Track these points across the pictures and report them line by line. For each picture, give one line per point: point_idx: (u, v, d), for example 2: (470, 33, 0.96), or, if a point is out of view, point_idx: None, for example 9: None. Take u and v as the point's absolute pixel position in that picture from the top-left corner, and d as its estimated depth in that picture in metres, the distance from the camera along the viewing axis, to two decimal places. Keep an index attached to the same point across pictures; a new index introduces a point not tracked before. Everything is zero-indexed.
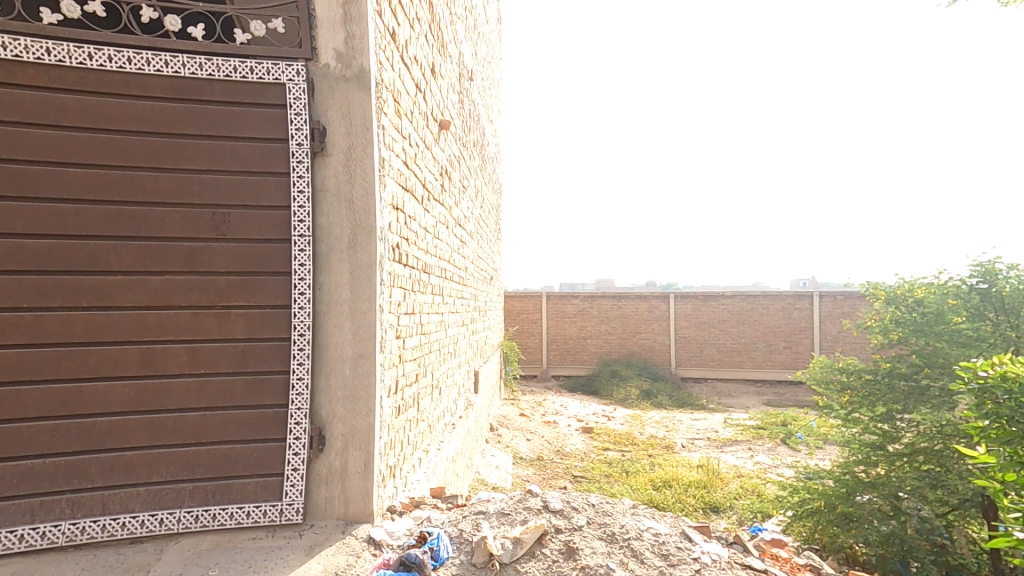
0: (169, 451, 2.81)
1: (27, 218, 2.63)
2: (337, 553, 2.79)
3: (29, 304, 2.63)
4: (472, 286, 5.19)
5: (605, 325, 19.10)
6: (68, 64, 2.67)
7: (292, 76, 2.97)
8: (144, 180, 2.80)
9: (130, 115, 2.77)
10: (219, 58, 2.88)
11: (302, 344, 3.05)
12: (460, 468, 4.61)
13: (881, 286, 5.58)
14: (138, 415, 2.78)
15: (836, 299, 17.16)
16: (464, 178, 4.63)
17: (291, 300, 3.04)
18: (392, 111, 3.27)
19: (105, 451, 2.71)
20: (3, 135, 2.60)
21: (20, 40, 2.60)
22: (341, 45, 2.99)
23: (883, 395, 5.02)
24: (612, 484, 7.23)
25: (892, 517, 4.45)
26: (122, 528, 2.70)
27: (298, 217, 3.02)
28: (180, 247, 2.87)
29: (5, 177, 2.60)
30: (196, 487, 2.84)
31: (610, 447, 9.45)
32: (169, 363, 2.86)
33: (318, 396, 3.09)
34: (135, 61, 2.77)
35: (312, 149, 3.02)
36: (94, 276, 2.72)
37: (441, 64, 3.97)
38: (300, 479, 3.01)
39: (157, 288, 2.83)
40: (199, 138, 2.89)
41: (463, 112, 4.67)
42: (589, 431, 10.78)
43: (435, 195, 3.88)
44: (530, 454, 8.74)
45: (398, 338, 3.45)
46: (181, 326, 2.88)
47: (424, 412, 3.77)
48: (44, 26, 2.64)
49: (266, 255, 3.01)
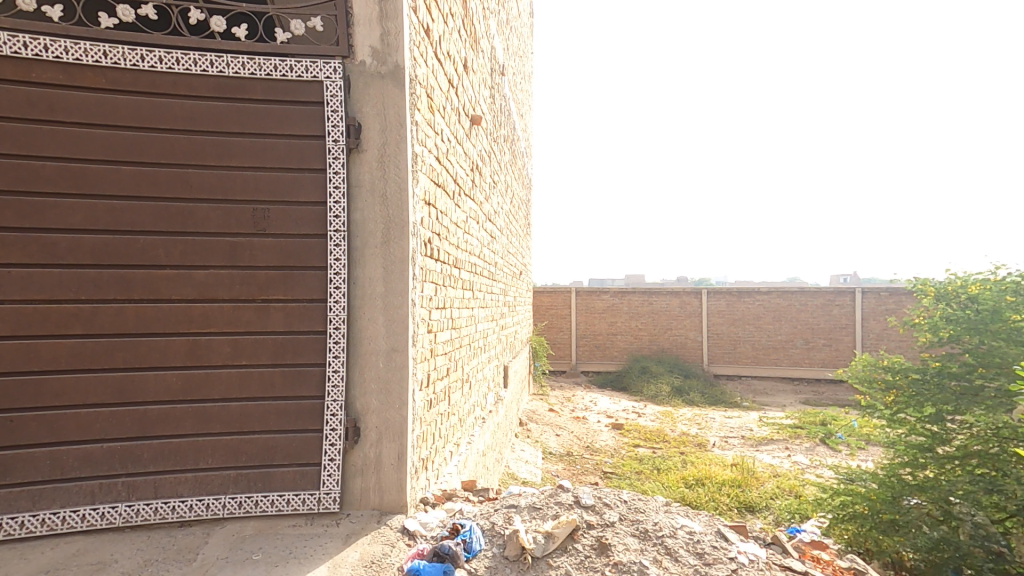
0: (214, 439, 2.92)
1: (85, 214, 2.75)
2: (373, 542, 2.85)
3: (87, 297, 2.76)
4: (501, 282, 5.20)
5: (635, 320, 18.89)
6: (121, 66, 2.78)
7: (329, 73, 3.01)
8: (191, 177, 2.90)
9: (177, 114, 2.87)
10: (260, 58, 2.95)
11: (337, 338, 3.11)
12: (490, 462, 4.64)
13: (930, 281, 5.33)
14: (186, 403, 2.90)
15: (880, 294, 16.51)
16: (494, 174, 4.64)
17: (328, 294, 3.10)
18: (426, 107, 3.29)
19: (157, 438, 2.84)
20: (64, 135, 2.73)
21: (78, 43, 2.72)
22: (376, 42, 3.02)
23: (931, 395, 4.82)
24: (643, 480, 7.17)
25: (941, 522, 4.28)
26: (173, 511, 2.82)
27: (334, 213, 3.08)
28: (223, 243, 2.96)
29: (65, 175, 2.73)
30: (239, 474, 2.94)
31: (641, 444, 9.36)
32: (214, 354, 2.96)
33: (354, 388, 3.16)
34: (182, 62, 2.86)
35: (348, 146, 3.07)
36: (145, 271, 2.84)
37: (473, 59, 3.98)
38: (336, 469, 3.08)
39: (202, 282, 2.94)
40: (241, 136, 2.97)
41: (494, 107, 4.67)
42: (619, 427, 10.69)
43: (466, 190, 3.90)
44: (560, 448, 8.74)
45: (430, 332, 3.48)
46: (225, 319, 2.98)
47: (455, 406, 3.80)
48: (101, 29, 2.75)
49: (304, 251, 3.08)
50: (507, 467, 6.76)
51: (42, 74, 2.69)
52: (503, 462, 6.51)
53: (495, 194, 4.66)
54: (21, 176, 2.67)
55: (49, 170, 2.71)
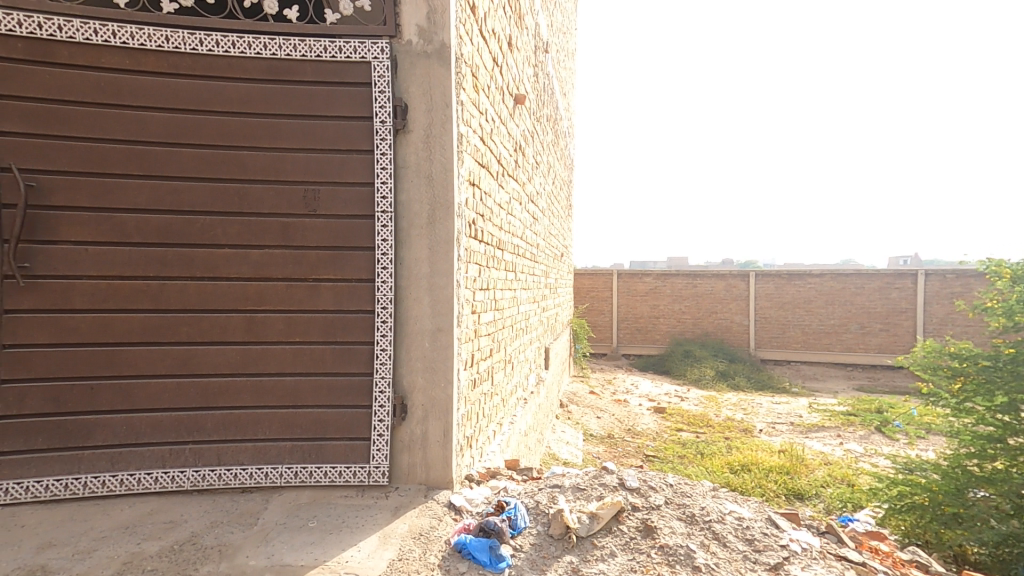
0: (270, 411, 3.05)
1: (150, 194, 2.88)
2: (421, 515, 2.93)
3: (153, 273, 2.89)
4: (541, 264, 5.20)
5: (679, 303, 18.64)
6: (183, 51, 2.87)
7: (377, 53, 3.02)
8: (246, 158, 2.98)
9: (234, 97, 2.95)
10: (310, 39, 2.97)
11: (384, 318, 3.17)
12: (533, 442, 4.68)
13: (1005, 263, 5.00)
14: (243, 377, 3.03)
15: (945, 275, 15.67)
16: (537, 155, 4.61)
17: (374, 275, 3.16)
18: (471, 86, 3.27)
19: (219, 409, 2.99)
20: (132, 119, 2.85)
21: (144, 29, 2.82)
22: (423, 21, 3.01)
23: (1004, 383, 4.55)
24: (687, 465, 7.14)
25: (1012, 517, 4.12)
26: (235, 478, 2.96)
27: (380, 194, 3.12)
28: (276, 223, 3.05)
29: (132, 157, 2.85)
30: (294, 445, 3.07)
31: (683, 428, 9.26)
32: (269, 331, 3.07)
33: (400, 366, 3.22)
34: (238, 45, 2.92)
35: (394, 127, 3.08)
36: (205, 250, 2.96)
37: (517, 36, 3.92)
38: (385, 445, 3.16)
39: (257, 261, 3.04)
40: (292, 118, 3.02)
41: (537, 86, 4.61)
42: (660, 411, 10.58)
43: (509, 171, 3.87)
44: (601, 431, 8.76)
45: (474, 313, 3.50)
46: (279, 297, 3.08)
47: (498, 386, 3.83)
48: (164, 15, 2.83)
49: (353, 231, 3.14)
50: (548, 448, 6.82)
51: (110, 59, 2.80)
52: (545, 444, 6.59)
53: (538, 174, 4.64)
54: (93, 158, 2.80)
55: (118, 152, 2.83)
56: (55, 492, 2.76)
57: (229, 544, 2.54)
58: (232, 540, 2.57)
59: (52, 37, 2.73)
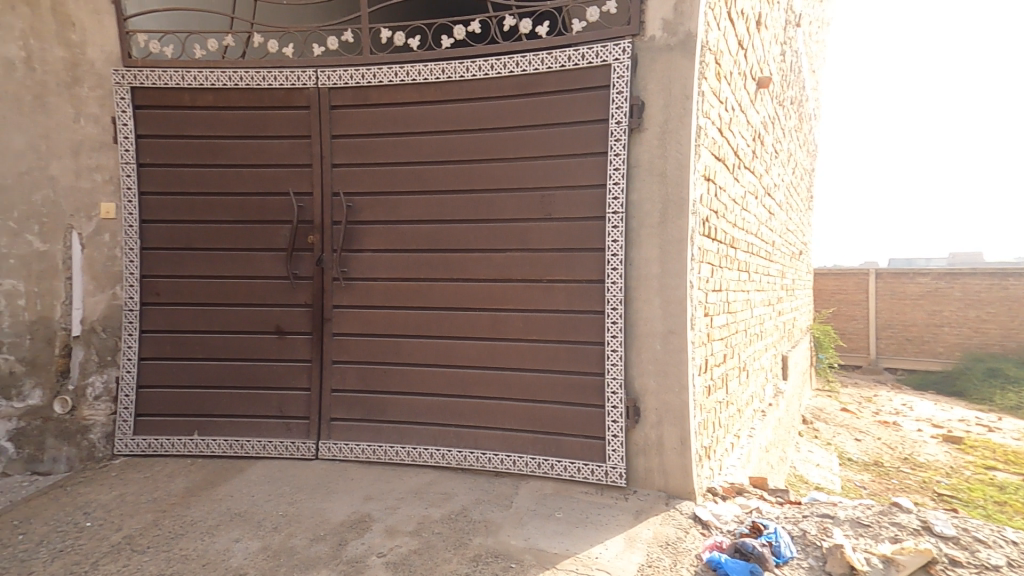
0: (514, 403, 3.29)
1: (423, 208, 3.29)
2: (665, 523, 2.77)
3: (424, 276, 3.35)
4: (777, 263, 4.62)
5: (972, 310, 13.93)
6: (454, 79, 3.17)
7: (619, 54, 2.99)
8: (493, 169, 3.22)
9: (488, 115, 3.19)
10: (557, 51, 3.09)
11: (615, 318, 3.14)
12: (771, 462, 4.18)
13: None
14: (490, 369, 3.33)
15: None
16: (777, 142, 4.16)
17: (605, 275, 3.16)
18: (714, 74, 3.06)
19: (474, 397, 3.33)
20: (409, 144, 3.23)
21: (426, 65, 3.16)
22: (669, 13, 2.91)
23: None
24: (1008, 514, 5.30)
25: None
26: (489, 462, 3.25)
27: (612, 195, 3.08)
28: (516, 228, 3.27)
29: (411, 176, 3.26)
30: (536, 437, 3.24)
31: (996, 465, 7.23)
32: (511, 328, 3.31)
33: (631, 367, 3.13)
34: (496, 67, 3.14)
35: (630, 126, 3.00)
36: (461, 254, 3.32)
37: (767, 14, 3.64)
38: (620, 446, 3.11)
39: (499, 264, 3.30)
40: (533, 128, 3.18)
41: (783, 64, 4.18)
42: (956, 440, 8.59)
43: (746, 162, 3.57)
44: (864, 456, 7.56)
45: (707, 316, 3.25)
46: (519, 297, 3.30)
47: (733, 395, 3.53)
48: (445, 50, 3.13)
49: (587, 233, 3.19)
50: (795, 467, 6.43)
51: (404, 95, 3.18)
52: (788, 461, 6.31)
53: (777, 164, 4.19)
54: (385, 180, 3.26)
55: (402, 173, 3.26)
56: (369, 455, 3.27)
57: (493, 521, 2.76)
58: (494, 517, 2.79)
59: (368, 85, 3.16)
